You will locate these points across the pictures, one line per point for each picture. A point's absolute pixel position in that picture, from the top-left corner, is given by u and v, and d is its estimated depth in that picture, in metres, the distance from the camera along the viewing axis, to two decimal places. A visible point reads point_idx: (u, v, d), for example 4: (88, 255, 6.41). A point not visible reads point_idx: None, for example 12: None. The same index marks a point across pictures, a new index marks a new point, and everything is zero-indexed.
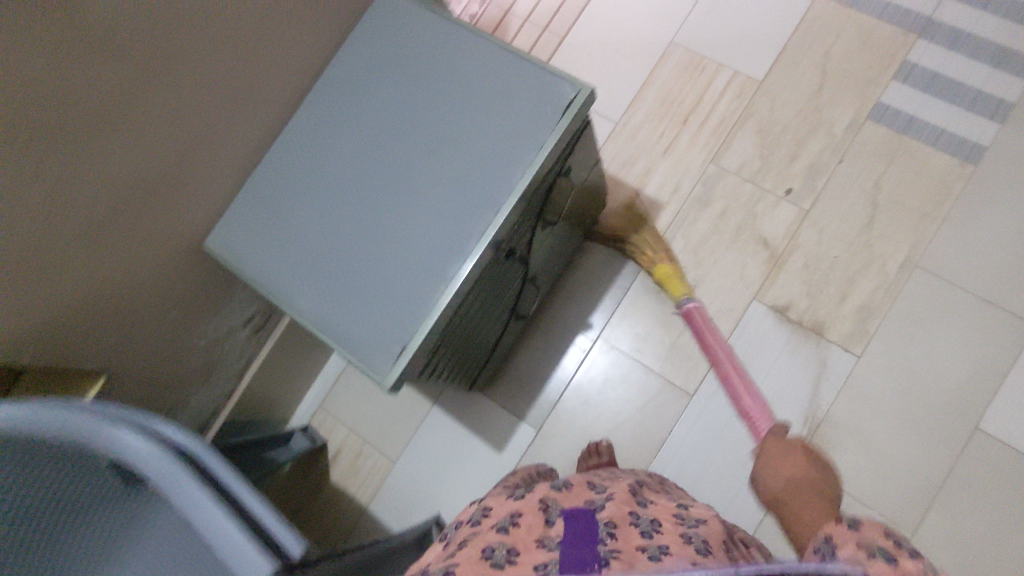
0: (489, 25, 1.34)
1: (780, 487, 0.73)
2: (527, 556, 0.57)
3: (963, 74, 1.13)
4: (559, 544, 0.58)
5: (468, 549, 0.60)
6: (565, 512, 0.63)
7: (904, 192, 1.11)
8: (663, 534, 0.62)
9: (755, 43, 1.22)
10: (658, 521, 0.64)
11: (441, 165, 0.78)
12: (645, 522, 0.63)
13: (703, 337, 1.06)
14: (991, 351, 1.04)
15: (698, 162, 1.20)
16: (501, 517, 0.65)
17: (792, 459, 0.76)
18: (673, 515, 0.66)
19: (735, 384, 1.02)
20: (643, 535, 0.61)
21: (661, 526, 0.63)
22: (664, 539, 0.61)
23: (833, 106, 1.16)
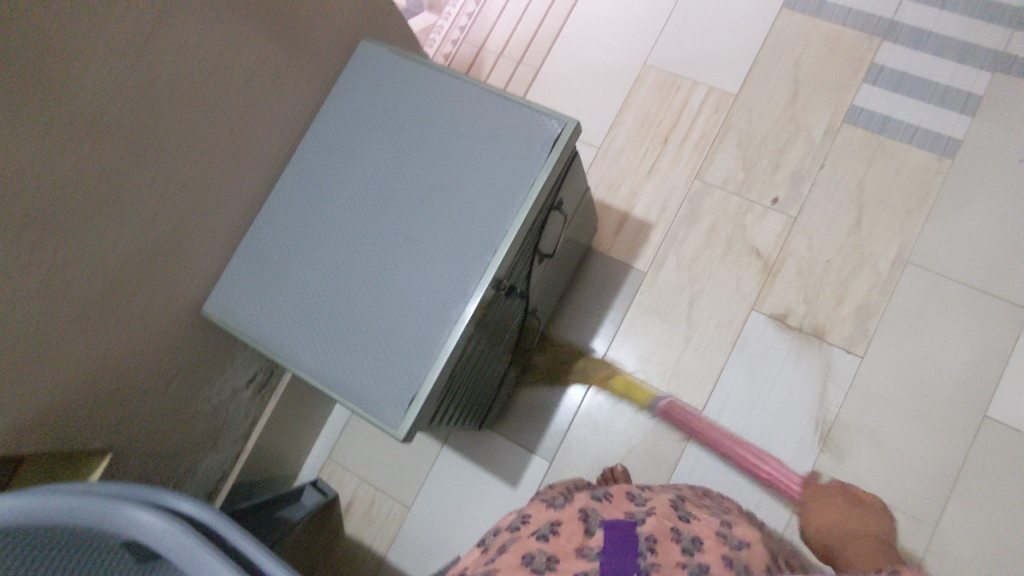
0: (464, 64, 1.37)
1: (833, 534, 0.87)
2: (565, 567, 0.57)
3: (930, 71, 1.16)
4: (599, 556, 0.57)
5: (507, 557, 0.60)
6: (606, 522, 0.62)
7: (887, 191, 1.13)
8: (704, 553, 0.59)
9: (726, 58, 1.25)
10: (701, 537, 0.62)
11: (435, 210, 0.78)
12: (687, 538, 0.61)
13: (695, 422, 1.08)
14: (991, 339, 1.05)
15: (683, 179, 1.21)
16: (541, 525, 0.64)
17: (834, 509, 0.91)
18: (716, 533, 0.64)
19: (750, 455, 1.05)
20: (684, 553, 0.59)
21: (703, 544, 0.61)
22: (705, 559, 0.58)
23: (809, 113, 1.19)
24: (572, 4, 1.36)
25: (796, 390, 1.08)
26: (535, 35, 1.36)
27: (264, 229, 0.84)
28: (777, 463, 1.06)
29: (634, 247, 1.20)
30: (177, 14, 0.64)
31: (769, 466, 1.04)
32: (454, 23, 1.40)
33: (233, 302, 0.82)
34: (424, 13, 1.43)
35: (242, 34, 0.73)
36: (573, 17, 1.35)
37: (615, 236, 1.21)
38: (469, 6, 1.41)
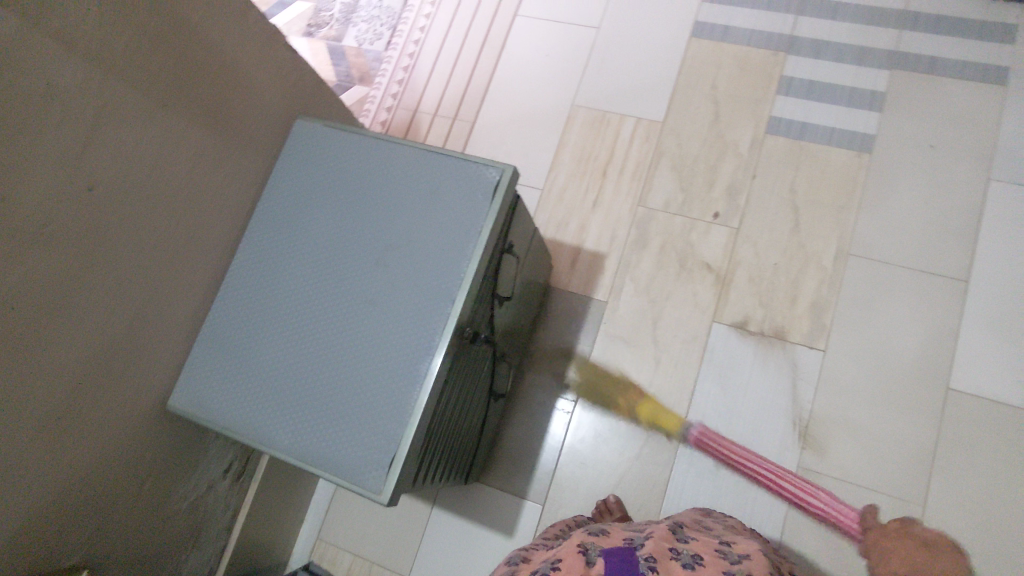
0: (401, 128, 1.41)
1: None
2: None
3: (835, 76, 1.25)
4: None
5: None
6: (605, 551, 0.63)
7: (817, 191, 1.19)
8: (704, 566, 0.60)
9: (648, 89, 1.32)
10: (700, 555, 0.63)
11: (390, 271, 0.79)
12: (686, 555, 0.62)
13: (734, 458, 1.07)
14: (939, 315, 1.10)
15: (626, 208, 1.25)
16: (542, 563, 0.64)
17: None
18: (715, 550, 0.65)
19: (795, 486, 1.03)
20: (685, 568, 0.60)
21: (702, 560, 0.62)
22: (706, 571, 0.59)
23: (733, 130, 1.25)
24: (496, 59, 1.42)
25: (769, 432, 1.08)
26: (466, 92, 1.41)
27: (222, 315, 0.84)
28: None
29: (591, 279, 1.23)
30: (113, 119, 0.66)
31: (816, 500, 1.01)
32: (386, 90, 1.45)
33: (200, 392, 0.81)
34: (356, 85, 1.47)
35: (181, 131, 0.75)
36: (499, 71, 1.41)
37: (572, 271, 1.24)
38: (398, 73, 1.46)
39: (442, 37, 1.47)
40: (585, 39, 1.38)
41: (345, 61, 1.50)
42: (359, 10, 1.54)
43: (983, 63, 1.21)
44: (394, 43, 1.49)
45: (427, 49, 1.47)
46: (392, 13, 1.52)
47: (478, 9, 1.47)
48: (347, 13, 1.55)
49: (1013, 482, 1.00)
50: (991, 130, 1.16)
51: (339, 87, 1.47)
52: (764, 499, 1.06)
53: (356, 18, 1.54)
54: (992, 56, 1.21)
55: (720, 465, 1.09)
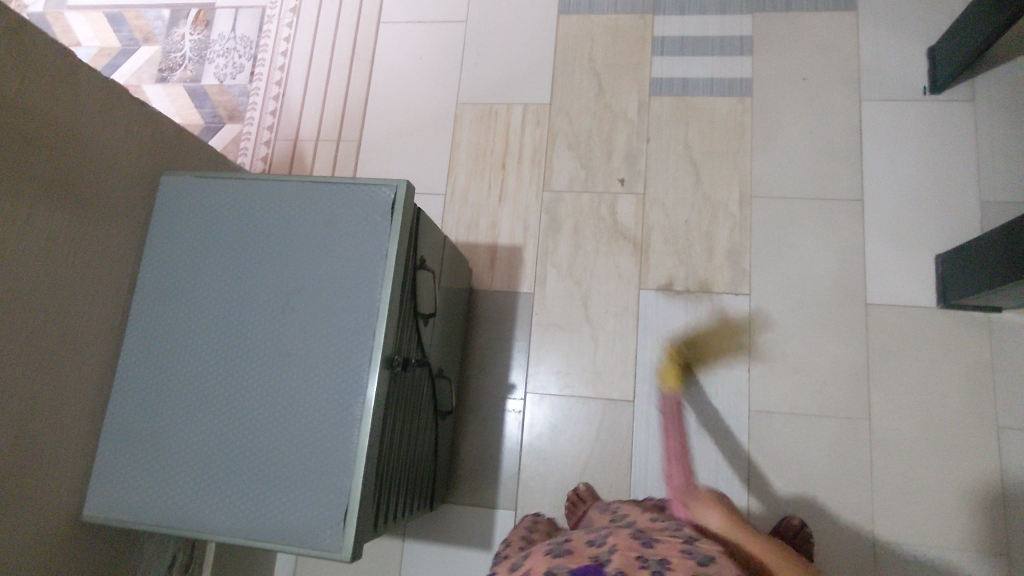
0: (285, 160, 1.34)
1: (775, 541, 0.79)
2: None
3: (703, 28, 1.27)
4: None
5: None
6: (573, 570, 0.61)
7: (710, 142, 1.21)
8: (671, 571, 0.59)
9: (528, 74, 1.30)
10: (667, 558, 0.62)
11: (300, 315, 0.74)
12: (655, 564, 0.61)
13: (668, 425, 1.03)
14: (844, 237, 1.14)
15: (532, 195, 1.24)
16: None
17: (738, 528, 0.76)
18: (681, 551, 0.64)
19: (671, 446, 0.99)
20: None
21: (670, 564, 0.61)
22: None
23: (619, 98, 1.26)
24: (369, 71, 1.36)
25: (715, 387, 1.11)
26: (345, 111, 1.35)
27: (124, 403, 0.76)
28: (716, 420, 1.10)
29: (513, 273, 1.20)
30: None
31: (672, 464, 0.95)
32: (260, 125, 1.37)
33: (117, 493, 0.73)
34: (226, 125, 1.38)
35: (35, 217, 0.68)
36: (375, 82, 1.35)
37: (492, 270, 1.21)
38: (269, 104, 1.38)
39: (307, 58, 1.39)
40: (455, 35, 1.35)
41: (209, 102, 1.40)
42: (212, 44, 1.44)
43: None
44: (257, 73, 1.41)
45: (294, 74, 1.39)
46: (248, 42, 1.43)
47: (339, 23, 1.40)
48: (199, 49, 1.44)
49: (939, 378, 1.06)
50: (853, 53, 1.21)
51: (209, 130, 1.38)
52: (723, 449, 1.08)
53: (210, 54, 1.43)
54: None
55: (677, 427, 1.10)
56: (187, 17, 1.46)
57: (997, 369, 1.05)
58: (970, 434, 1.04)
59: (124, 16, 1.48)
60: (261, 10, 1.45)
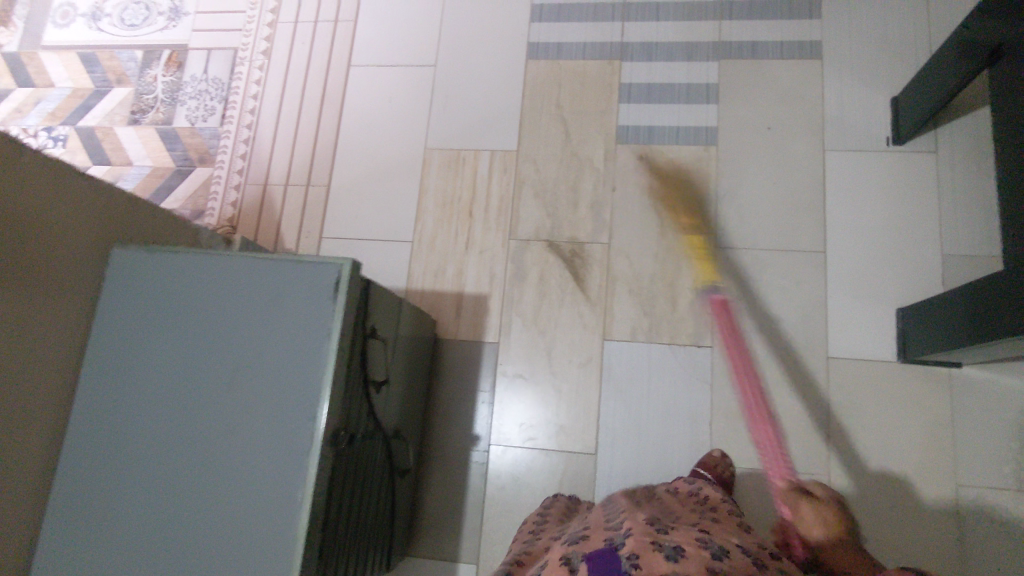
0: (255, 205, 1.34)
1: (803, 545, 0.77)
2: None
3: (669, 76, 1.27)
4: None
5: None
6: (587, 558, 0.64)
7: (675, 192, 1.22)
8: (685, 557, 0.61)
9: (496, 120, 1.30)
10: (681, 547, 0.64)
11: (244, 394, 0.75)
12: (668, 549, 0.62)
13: None
14: (806, 290, 1.15)
15: (498, 243, 1.24)
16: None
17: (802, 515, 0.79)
18: (696, 542, 0.65)
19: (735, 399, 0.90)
20: (667, 560, 0.60)
21: (684, 552, 0.62)
22: (688, 564, 0.60)
23: (585, 146, 1.26)
24: (339, 114, 1.36)
25: (678, 441, 1.11)
26: (314, 155, 1.35)
27: (72, 477, 0.77)
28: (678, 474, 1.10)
29: (478, 322, 1.21)
30: None
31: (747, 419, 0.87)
32: (230, 169, 1.38)
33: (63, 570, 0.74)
34: (197, 168, 1.39)
35: None
36: (344, 127, 1.35)
37: (458, 318, 1.22)
38: (240, 148, 1.39)
39: (278, 102, 1.40)
40: (425, 78, 1.35)
41: (180, 144, 1.41)
42: (185, 86, 1.44)
43: (800, 38, 1.25)
44: (228, 116, 1.41)
45: (265, 118, 1.39)
46: (220, 84, 1.43)
47: (310, 65, 1.40)
48: (171, 91, 1.45)
49: (898, 433, 1.07)
50: (818, 103, 1.21)
51: (180, 173, 1.39)
52: None
53: (182, 96, 1.44)
54: (807, 32, 1.25)
55: (639, 481, 1.10)
56: (160, 59, 1.47)
57: (955, 425, 1.06)
58: (929, 490, 1.04)
59: (98, 57, 1.49)
60: (233, 51, 1.45)
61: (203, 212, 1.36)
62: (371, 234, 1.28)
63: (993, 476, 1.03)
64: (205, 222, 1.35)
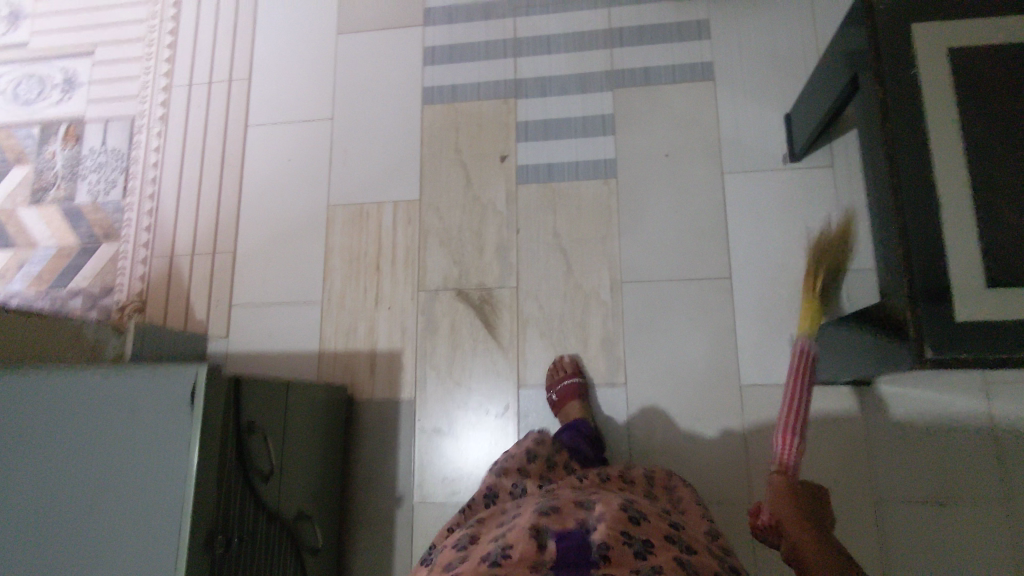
0: (162, 278, 1.32)
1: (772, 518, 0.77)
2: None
3: (565, 109, 1.25)
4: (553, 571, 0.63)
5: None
6: (558, 534, 0.67)
7: (578, 229, 1.20)
8: (655, 555, 0.66)
9: (396, 170, 1.28)
10: (650, 540, 0.69)
11: (108, 512, 0.74)
12: (639, 543, 0.67)
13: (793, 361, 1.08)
14: (714, 318, 1.14)
15: (408, 297, 1.22)
16: (491, 549, 0.67)
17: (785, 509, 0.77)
18: (663, 537, 0.71)
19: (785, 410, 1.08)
20: (637, 556, 0.65)
21: (652, 548, 0.67)
22: (658, 561, 0.65)
23: (486, 189, 1.25)
24: (240, 177, 1.34)
25: None
26: (218, 220, 1.33)
27: None
28: None
29: (393, 380, 1.20)
30: None
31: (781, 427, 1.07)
32: (136, 242, 1.35)
33: None
34: (103, 244, 1.37)
35: None
36: (245, 190, 1.33)
37: (372, 377, 1.20)
38: (144, 219, 1.36)
39: (179, 169, 1.37)
40: (323, 133, 1.33)
41: (84, 221, 1.38)
42: (84, 160, 1.41)
43: (690, 59, 1.23)
44: (130, 188, 1.38)
45: (166, 186, 1.37)
46: (120, 155, 1.41)
47: (207, 128, 1.38)
48: (71, 166, 1.42)
49: (814, 456, 1.06)
50: (713, 126, 1.20)
51: (86, 251, 1.37)
52: None
53: (82, 170, 1.41)
54: (697, 53, 1.24)
55: None
56: (56, 134, 1.44)
57: (868, 444, 1.06)
58: (849, 511, 1.03)
59: None
60: (129, 120, 1.42)
61: (111, 288, 1.34)
62: (280, 298, 1.26)
63: (909, 490, 1.02)
64: (114, 300, 1.33)
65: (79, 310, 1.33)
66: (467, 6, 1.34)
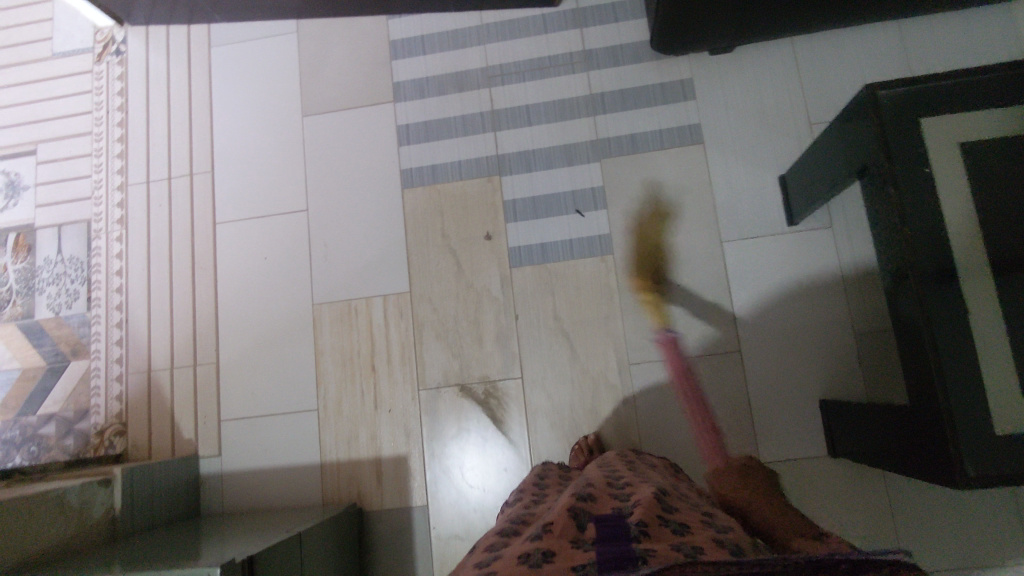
0: (142, 396, 1.24)
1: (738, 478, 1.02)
2: (564, 559, 0.56)
3: (553, 185, 1.20)
4: (593, 546, 0.58)
5: (505, 562, 0.59)
6: (596, 519, 0.62)
7: (579, 310, 1.16)
8: (694, 535, 0.61)
9: (383, 261, 1.22)
10: (686, 523, 0.63)
11: None
12: (676, 525, 0.62)
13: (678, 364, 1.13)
14: (728, 396, 1.11)
15: (408, 398, 1.17)
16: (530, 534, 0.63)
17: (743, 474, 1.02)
18: (701, 520, 0.65)
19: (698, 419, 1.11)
20: (675, 534, 0.60)
21: (690, 530, 0.62)
22: (696, 540, 0.59)
23: (479, 275, 1.19)
24: (214, 280, 1.26)
25: None
26: (195, 328, 1.25)
27: None
28: None
29: (402, 488, 1.14)
30: None
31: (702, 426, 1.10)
32: (108, 358, 1.26)
33: None
34: (72, 363, 1.27)
35: None
36: (222, 294, 1.26)
37: (381, 485, 1.15)
38: (114, 333, 1.27)
39: (147, 275, 1.28)
40: (299, 225, 1.26)
41: (47, 338, 1.28)
42: (40, 272, 1.31)
43: (677, 124, 1.20)
44: (95, 299, 1.29)
45: (135, 295, 1.28)
46: (79, 263, 1.31)
47: (173, 228, 1.30)
48: (25, 280, 1.31)
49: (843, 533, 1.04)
50: (707, 193, 1.17)
51: (54, 372, 1.27)
52: None
53: (39, 283, 1.30)
54: (683, 116, 1.20)
55: None
56: (6, 244, 1.33)
57: (898, 514, 1.04)
58: None
59: None
60: (85, 224, 1.32)
61: (86, 411, 1.25)
62: (273, 409, 1.20)
63: (941, 560, 1.01)
64: (90, 423, 1.24)
65: (54, 439, 1.23)
66: (438, 77, 1.28)
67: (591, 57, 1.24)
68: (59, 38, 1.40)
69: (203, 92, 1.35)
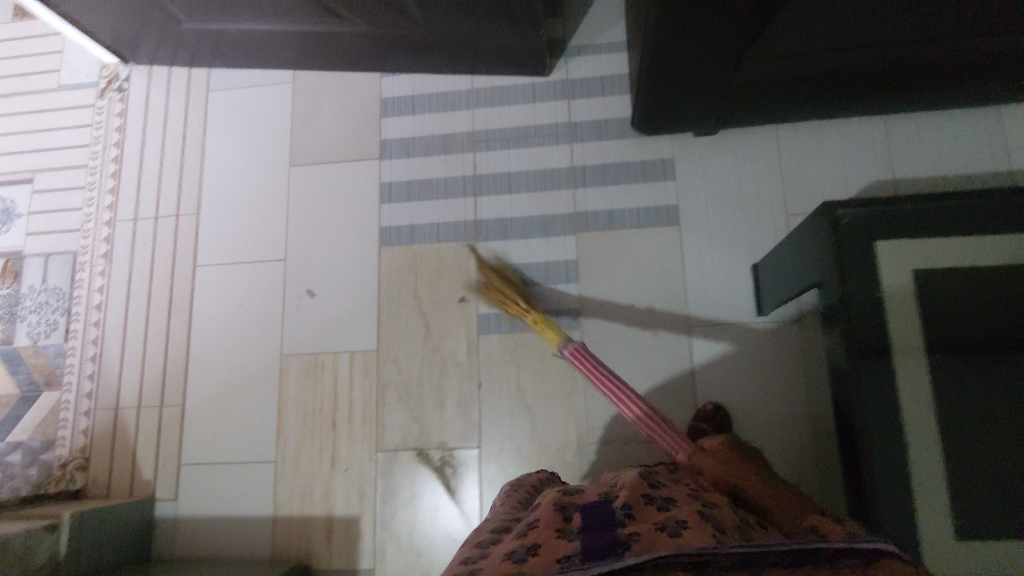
0: (106, 433, 1.25)
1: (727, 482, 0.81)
2: (550, 546, 0.56)
3: (527, 255, 1.21)
4: (578, 534, 0.57)
5: (492, 553, 0.58)
6: (581, 510, 0.62)
7: (542, 384, 1.16)
8: (679, 509, 0.61)
9: (354, 318, 1.23)
10: (670, 500, 0.64)
11: None
12: (660, 504, 0.62)
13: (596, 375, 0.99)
14: None
15: (365, 458, 1.17)
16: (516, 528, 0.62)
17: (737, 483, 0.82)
18: (683, 496, 0.66)
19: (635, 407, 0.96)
20: (659, 511, 0.60)
21: (674, 505, 0.62)
22: (680, 515, 0.60)
23: (446, 338, 1.20)
24: (189, 321, 1.28)
25: None
26: (166, 368, 1.27)
27: None
28: None
29: (351, 550, 1.14)
30: None
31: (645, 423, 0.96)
32: (78, 391, 1.28)
33: None
34: (44, 393, 1.29)
35: None
36: (195, 336, 1.27)
37: (330, 545, 1.14)
38: (87, 366, 1.29)
39: (124, 311, 1.31)
40: (276, 274, 1.27)
41: (23, 366, 1.30)
42: (23, 299, 1.33)
43: (656, 203, 1.20)
44: (73, 330, 1.31)
45: (112, 330, 1.30)
46: (61, 294, 1.33)
47: (155, 266, 1.32)
48: (8, 306, 1.33)
49: None
50: (679, 275, 1.17)
51: (26, 400, 1.28)
52: None
53: (22, 311, 1.33)
54: (662, 196, 1.20)
55: None
56: None
57: None
58: None
59: None
60: (72, 255, 1.35)
61: (52, 442, 1.26)
62: (233, 457, 1.20)
63: None
64: (55, 456, 1.26)
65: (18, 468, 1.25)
66: (425, 138, 1.29)
67: (576, 129, 1.25)
68: (66, 71, 1.45)
69: (197, 134, 1.37)
